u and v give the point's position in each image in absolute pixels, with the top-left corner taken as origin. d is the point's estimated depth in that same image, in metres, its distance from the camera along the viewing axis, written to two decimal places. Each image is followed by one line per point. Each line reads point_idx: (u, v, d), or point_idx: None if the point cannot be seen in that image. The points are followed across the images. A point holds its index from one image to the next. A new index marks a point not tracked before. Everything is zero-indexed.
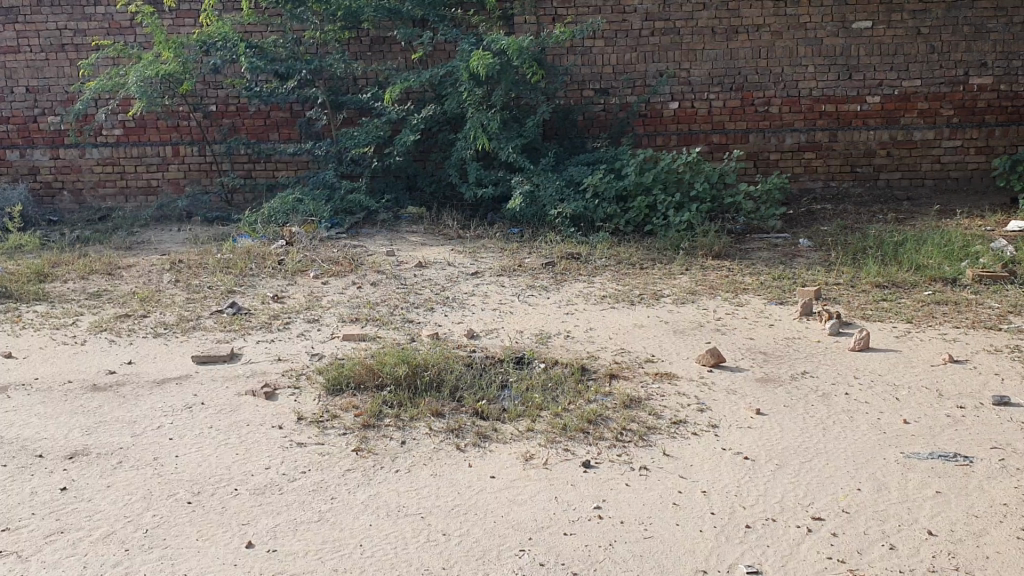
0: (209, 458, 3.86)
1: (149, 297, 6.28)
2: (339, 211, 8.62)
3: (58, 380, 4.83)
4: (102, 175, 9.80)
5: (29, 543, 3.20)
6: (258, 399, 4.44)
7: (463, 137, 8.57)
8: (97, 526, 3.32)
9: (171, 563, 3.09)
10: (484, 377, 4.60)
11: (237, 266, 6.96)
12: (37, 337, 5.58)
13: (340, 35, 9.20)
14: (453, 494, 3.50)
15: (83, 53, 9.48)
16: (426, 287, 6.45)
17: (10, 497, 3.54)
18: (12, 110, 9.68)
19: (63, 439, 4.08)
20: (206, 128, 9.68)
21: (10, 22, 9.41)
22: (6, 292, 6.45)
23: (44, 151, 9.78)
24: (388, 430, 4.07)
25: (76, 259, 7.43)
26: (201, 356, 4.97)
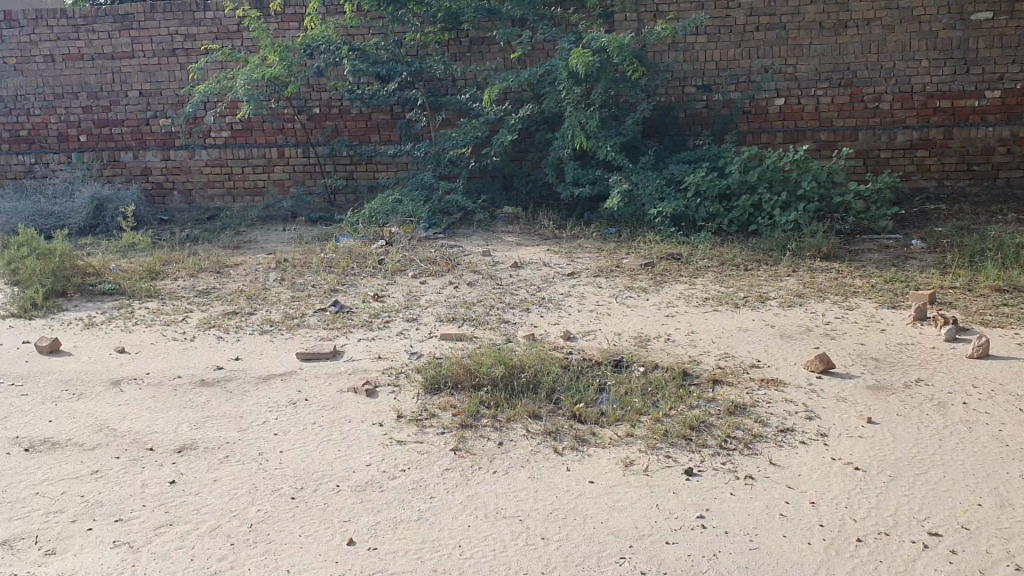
0: (312, 453, 3.92)
1: (255, 295, 6.45)
2: (437, 211, 8.71)
3: (169, 375, 4.98)
4: (210, 176, 10.11)
5: (140, 535, 3.31)
6: (358, 396, 4.49)
7: (561, 136, 8.53)
8: (204, 519, 3.40)
9: (275, 558, 3.13)
10: (583, 379, 4.55)
11: (338, 265, 7.08)
12: (149, 333, 5.78)
13: (439, 36, 9.30)
14: (551, 498, 3.46)
15: (193, 57, 9.86)
16: (523, 287, 6.44)
17: (122, 489, 3.66)
18: (126, 113, 10.09)
19: (173, 433, 4.20)
20: (310, 129, 9.89)
21: (124, 28, 9.86)
22: (121, 289, 6.80)
23: (156, 153, 10.15)
24: (486, 430, 4.07)
25: (186, 257, 7.69)
26: (303, 354, 5.06)
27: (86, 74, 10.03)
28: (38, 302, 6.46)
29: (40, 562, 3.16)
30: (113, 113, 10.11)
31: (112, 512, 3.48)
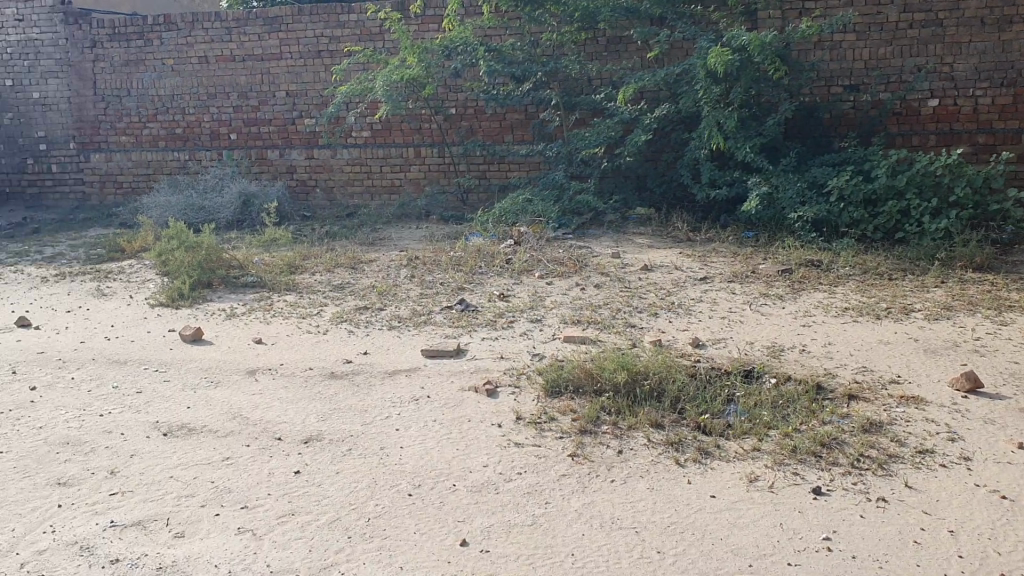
0: (431, 451, 3.95)
1: (386, 291, 6.59)
2: (568, 211, 8.68)
3: (301, 367, 5.15)
4: (349, 175, 10.42)
5: (263, 522, 3.43)
6: (479, 396, 4.51)
7: (697, 137, 8.34)
8: (325, 511, 3.48)
9: (389, 554, 3.17)
10: (709, 389, 4.42)
11: (467, 264, 7.13)
12: (285, 325, 6.00)
13: (577, 36, 9.24)
14: (670, 511, 3.36)
15: (336, 58, 10.24)
16: (652, 291, 6.32)
17: (250, 476, 3.81)
18: (274, 113, 10.56)
19: (301, 424, 4.33)
20: (446, 129, 10.06)
21: (274, 31, 10.34)
22: (262, 282, 7.11)
23: (301, 151, 10.55)
24: (605, 437, 4.01)
25: (323, 252, 7.95)
26: (428, 351, 5.12)
27: (237, 75, 10.58)
28: (185, 292, 6.85)
29: (169, 544, 3.34)
30: (261, 113, 10.61)
31: (240, 498, 3.63)
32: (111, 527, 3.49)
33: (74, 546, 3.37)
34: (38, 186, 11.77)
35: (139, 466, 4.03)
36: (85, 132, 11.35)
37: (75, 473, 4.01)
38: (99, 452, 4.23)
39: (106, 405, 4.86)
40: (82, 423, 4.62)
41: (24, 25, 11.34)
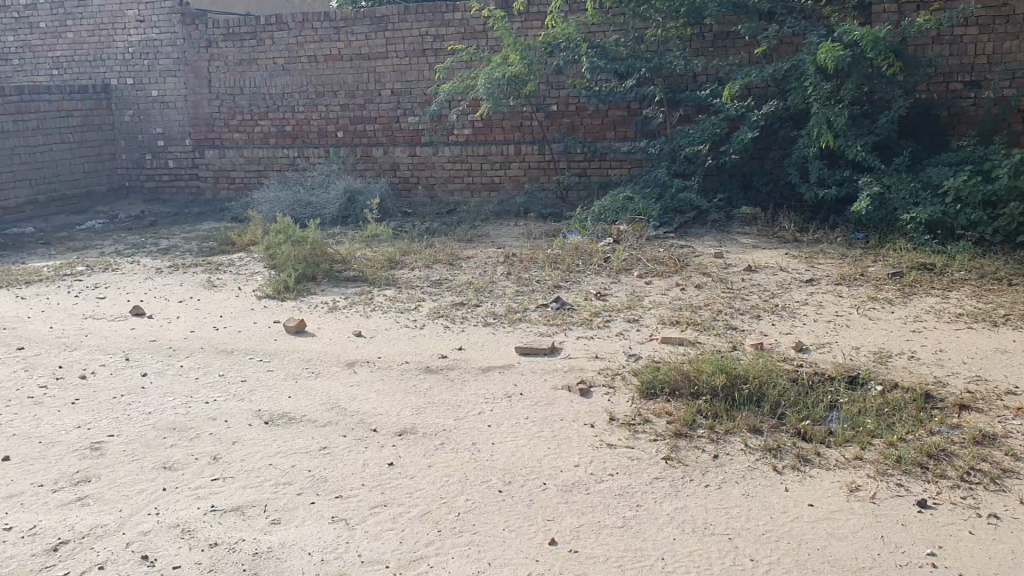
0: (523, 449, 3.97)
1: (483, 288, 6.65)
2: (670, 210, 8.56)
3: (397, 360, 5.24)
4: (452, 172, 10.55)
5: (356, 513, 3.51)
6: (573, 395, 4.51)
7: (806, 134, 8.12)
8: (416, 503, 3.54)
9: (477, 549, 3.20)
10: (811, 394, 4.28)
11: (565, 262, 7.11)
12: (383, 318, 6.12)
13: (682, 32, 9.08)
14: (764, 518, 3.26)
15: (441, 57, 10.44)
16: (754, 292, 6.17)
17: (345, 466, 3.92)
18: (380, 111, 10.80)
19: (395, 417, 4.42)
20: (547, 127, 10.10)
21: (381, 30, 10.59)
22: (364, 277, 7.28)
23: (405, 150, 10.73)
24: (701, 441, 3.94)
25: (423, 248, 8.08)
26: (524, 347, 5.13)
27: (344, 74, 10.87)
28: (290, 285, 7.04)
29: (264, 530, 3.47)
30: (367, 111, 10.85)
31: (334, 488, 3.74)
32: (211, 511, 3.65)
33: (175, 529, 3.54)
34: (157, 180, 12.35)
35: (240, 452, 4.20)
36: (200, 130, 11.92)
37: (179, 458, 4.22)
38: (202, 438, 4.44)
39: (211, 392, 5.08)
40: (188, 410, 4.84)
41: (145, 26, 11.96)
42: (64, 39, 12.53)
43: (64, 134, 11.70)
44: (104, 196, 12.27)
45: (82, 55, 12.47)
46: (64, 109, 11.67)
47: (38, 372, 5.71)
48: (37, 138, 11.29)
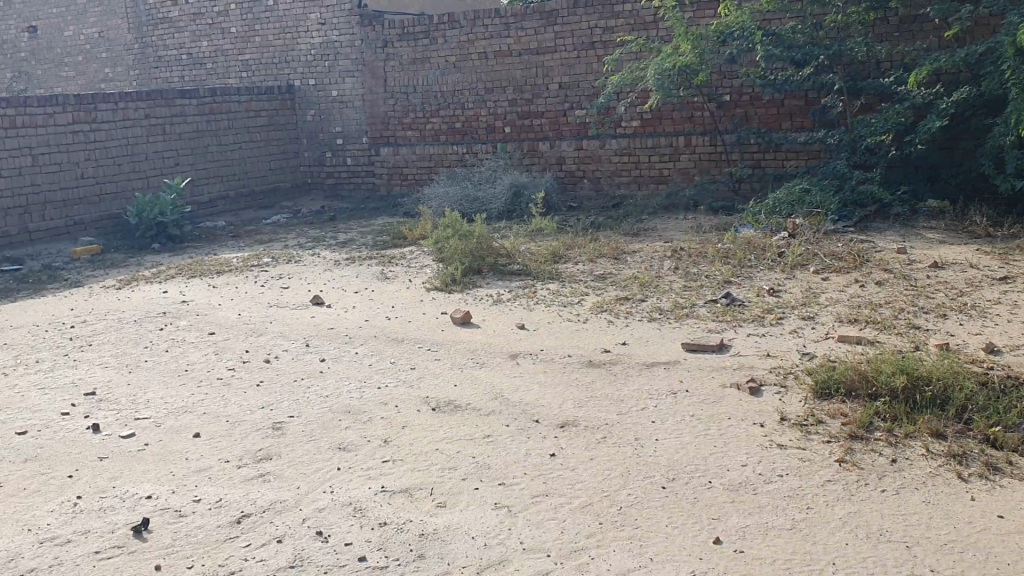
0: (687, 446, 4.12)
1: (648, 283, 6.74)
2: (849, 203, 8.18)
3: (559, 353, 5.48)
4: (619, 165, 10.81)
5: (519, 500, 3.73)
6: (742, 394, 4.61)
7: (1002, 121, 7.57)
8: (578, 496, 3.74)
9: (640, 544, 3.35)
10: (1001, 400, 4.11)
11: (736, 255, 7.13)
12: (546, 312, 6.37)
13: (864, 17, 8.73)
14: (947, 528, 3.26)
15: (609, 49, 10.73)
16: (942, 291, 5.80)
17: (509, 454, 4.17)
18: (547, 106, 11.21)
19: (558, 408, 4.64)
20: (718, 118, 10.19)
21: (550, 25, 11.02)
22: (527, 271, 7.47)
23: (571, 143, 11.08)
24: (878, 444, 3.92)
25: (588, 242, 8.22)
26: (690, 344, 5.29)
27: (514, 70, 11.35)
28: (458, 277, 7.35)
29: (432, 512, 3.70)
30: (535, 106, 11.29)
31: (497, 475, 3.97)
32: (382, 492, 3.91)
33: (349, 506, 3.79)
34: (335, 178, 12.97)
35: (409, 436, 4.49)
36: (376, 128, 12.49)
37: (353, 439, 4.52)
38: (374, 422, 4.74)
39: (384, 378, 5.41)
40: (362, 393, 5.17)
41: (326, 28, 12.69)
42: (253, 43, 13.41)
43: (252, 133, 12.41)
44: (288, 192, 12.97)
45: (268, 58, 13.29)
46: (252, 109, 12.37)
47: (226, 355, 6.09)
48: (228, 137, 12.04)
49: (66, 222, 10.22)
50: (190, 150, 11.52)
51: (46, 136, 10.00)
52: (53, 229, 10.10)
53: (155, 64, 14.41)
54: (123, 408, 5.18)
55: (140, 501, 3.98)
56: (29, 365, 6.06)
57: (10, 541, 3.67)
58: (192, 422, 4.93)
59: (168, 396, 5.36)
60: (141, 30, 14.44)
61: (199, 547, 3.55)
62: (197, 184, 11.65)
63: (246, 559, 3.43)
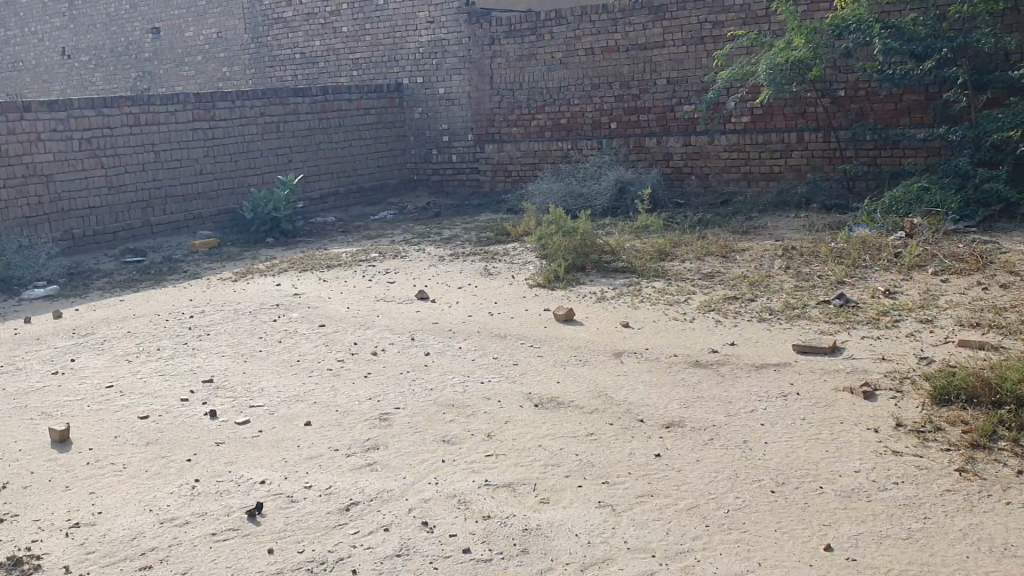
0: (798, 450, 4.08)
1: (757, 282, 6.79)
2: (971, 202, 7.85)
3: (665, 352, 5.51)
4: (727, 161, 10.73)
5: (623, 499, 3.71)
6: (856, 398, 4.58)
7: None
8: (683, 497, 3.72)
9: (746, 548, 3.31)
10: None
11: (849, 255, 7.02)
12: (651, 310, 6.41)
13: (991, 8, 8.43)
14: None
15: (719, 43, 10.68)
16: None
17: (614, 453, 4.15)
18: (654, 101, 11.20)
19: (663, 408, 4.65)
20: (833, 113, 9.99)
21: (658, 20, 11.04)
22: (632, 268, 7.48)
23: (678, 138, 11.05)
24: (1002, 455, 3.83)
25: (695, 239, 8.19)
26: (802, 346, 5.29)
27: (621, 65, 11.39)
28: (561, 274, 7.38)
29: (535, 508, 3.70)
30: (642, 101, 11.29)
31: (602, 473, 3.96)
32: (486, 485, 3.94)
33: (454, 498, 3.83)
34: (441, 175, 13.16)
35: (512, 431, 4.51)
36: (481, 125, 12.66)
37: (458, 433, 4.56)
38: (478, 415, 4.77)
39: (487, 372, 5.45)
40: (466, 387, 5.23)
41: (434, 27, 12.89)
42: (363, 42, 13.69)
43: (361, 130, 12.68)
44: (395, 188, 13.21)
45: (378, 57, 13.56)
46: (362, 107, 12.64)
47: (335, 347, 6.24)
48: (339, 135, 12.33)
49: (186, 216, 10.64)
50: (302, 147, 11.84)
51: (168, 133, 10.41)
52: (174, 223, 10.52)
53: (270, 63, 14.85)
54: (239, 396, 5.37)
55: (254, 486, 4.11)
56: (152, 353, 6.33)
57: (133, 520, 3.84)
58: (304, 411, 5.07)
59: (281, 385, 5.53)
60: (257, 30, 14.90)
61: (310, 533, 3.64)
62: (309, 180, 11.97)
63: (355, 546, 3.51)
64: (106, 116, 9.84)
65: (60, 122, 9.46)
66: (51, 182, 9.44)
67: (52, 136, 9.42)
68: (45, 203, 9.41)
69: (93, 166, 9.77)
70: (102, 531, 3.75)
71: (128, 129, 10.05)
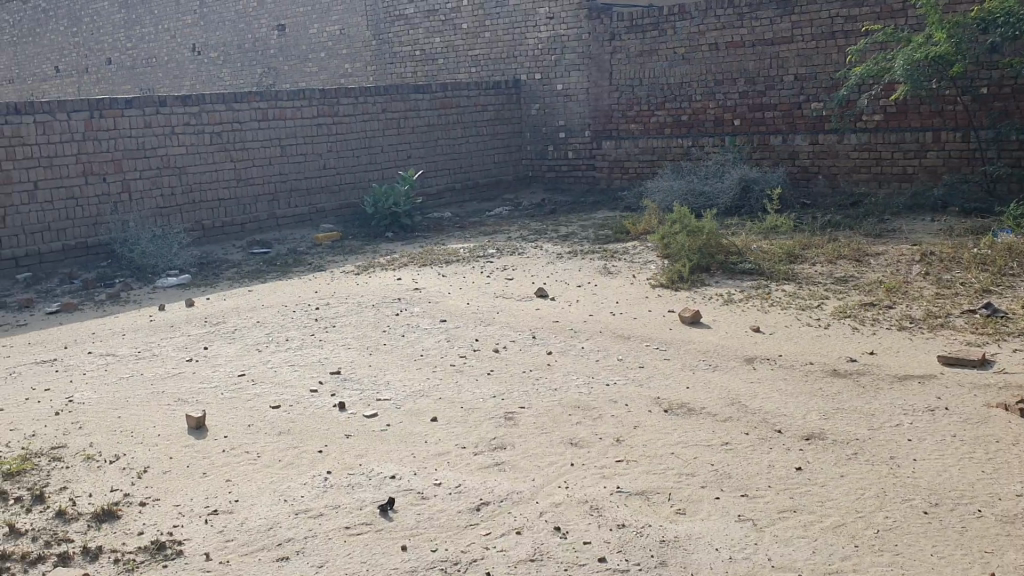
0: (950, 469, 3.85)
1: (895, 287, 6.50)
2: None
3: (801, 360, 5.31)
4: (857, 161, 10.35)
5: (764, 514, 3.57)
6: (1011, 415, 4.32)
7: None
8: (828, 514, 3.55)
9: (901, 572, 3.13)
10: None
11: (994, 263, 6.66)
12: (783, 315, 6.20)
13: None
14: None
15: (852, 39, 10.30)
16: None
17: (752, 465, 4.01)
18: (780, 98, 10.88)
19: (802, 420, 4.48)
20: (974, 112, 9.52)
21: (786, 14, 10.73)
22: (759, 270, 7.27)
23: (805, 136, 10.71)
24: None
25: (826, 242, 7.91)
26: (948, 358, 5.02)
27: (747, 61, 11.12)
28: (685, 275, 7.21)
29: (671, 519, 3.59)
30: (768, 98, 10.98)
31: (739, 485, 3.82)
32: (618, 492, 3.84)
33: (585, 504, 3.75)
34: (557, 172, 13.10)
35: (642, 437, 4.39)
36: (600, 121, 12.55)
37: (585, 436, 4.48)
38: (606, 419, 4.68)
39: (613, 375, 5.35)
40: (592, 389, 5.13)
41: (554, 22, 12.82)
42: (483, 38, 13.74)
43: (479, 126, 12.71)
44: (511, 184, 13.19)
45: (497, 53, 13.57)
46: (481, 104, 12.68)
47: (458, 343, 6.24)
48: (457, 131, 12.41)
49: (309, 210, 10.88)
50: (421, 142, 11.95)
51: (293, 128, 10.64)
52: (298, 215, 10.78)
53: (391, 60, 15.04)
54: (366, 389, 5.42)
55: (384, 481, 4.12)
56: (281, 343, 6.46)
57: (269, 509, 3.90)
58: (429, 406, 5.07)
59: (406, 379, 5.55)
60: (379, 27, 15.11)
61: (442, 531, 3.62)
62: (427, 175, 12.08)
63: (488, 548, 3.46)
64: (236, 110, 10.12)
65: (193, 116, 9.78)
66: (183, 174, 9.76)
67: (186, 130, 9.74)
68: (178, 195, 9.74)
69: (223, 160, 10.06)
70: (239, 520, 3.81)
71: (256, 124, 10.31)
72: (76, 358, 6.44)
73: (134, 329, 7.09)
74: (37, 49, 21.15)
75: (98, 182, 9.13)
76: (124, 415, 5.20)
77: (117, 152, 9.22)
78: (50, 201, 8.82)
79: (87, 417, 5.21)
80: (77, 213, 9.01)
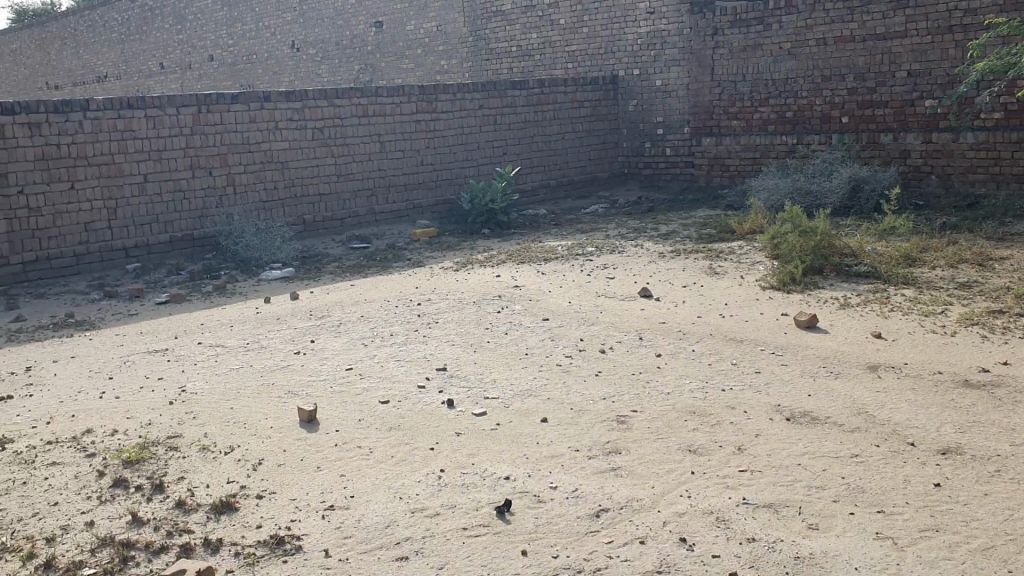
0: None
1: None
2: None
3: (928, 369, 5.05)
4: (975, 161, 9.88)
5: (905, 533, 3.37)
6: None
7: None
8: (975, 535, 3.33)
9: None
10: None
11: None
12: (905, 320, 5.92)
13: None
14: None
15: (970, 33, 9.84)
16: None
17: (885, 479, 3.80)
18: (892, 95, 10.48)
19: (935, 433, 4.24)
20: None
21: (900, 8, 10.33)
22: (876, 272, 6.97)
23: (918, 135, 10.28)
24: None
25: (945, 245, 7.56)
26: None
27: (857, 56, 10.74)
28: (797, 277, 6.97)
29: (804, 534, 3.42)
30: (879, 94, 10.59)
31: (874, 501, 3.63)
32: (744, 504, 3.68)
33: (711, 515, 3.60)
34: (654, 169, 12.87)
35: (765, 447, 4.21)
36: (700, 118, 12.28)
37: (703, 443, 4.32)
38: (724, 426, 4.51)
39: (727, 380, 5.17)
40: (707, 394, 4.96)
41: (654, 17, 12.62)
42: (581, 34, 13.60)
43: (576, 123, 12.58)
44: (606, 182, 13.03)
45: (596, 50, 13.43)
46: (578, 100, 12.56)
47: (564, 342, 6.14)
48: (554, 128, 12.30)
49: (407, 206, 10.91)
50: (518, 139, 11.88)
51: (393, 124, 10.68)
52: (396, 211, 10.82)
53: (487, 57, 15.03)
54: (473, 387, 5.35)
55: (499, 482, 4.04)
56: (385, 338, 6.45)
57: (385, 506, 3.86)
58: (538, 406, 4.97)
59: (513, 378, 5.47)
60: (475, 24, 15.11)
61: (563, 537, 3.52)
62: (524, 172, 12.00)
63: (611, 557, 3.35)
64: (338, 106, 10.21)
65: (296, 112, 9.89)
66: (286, 168, 9.89)
67: (289, 125, 9.86)
68: (281, 189, 9.88)
69: (324, 155, 10.16)
70: (356, 516, 3.78)
71: (356, 120, 10.37)
72: (187, 349, 6.55)
73: (241, 320, 7.19)
74: (144, 48, 21.81)
75: (206, 175, 9.31)
76: (236, 407, 5.23)
77: (223, 146, 9.39)
78: (160, 193, 9.03)
79: (200, 407, 5.27)
80: (184, 206, 9.20)
